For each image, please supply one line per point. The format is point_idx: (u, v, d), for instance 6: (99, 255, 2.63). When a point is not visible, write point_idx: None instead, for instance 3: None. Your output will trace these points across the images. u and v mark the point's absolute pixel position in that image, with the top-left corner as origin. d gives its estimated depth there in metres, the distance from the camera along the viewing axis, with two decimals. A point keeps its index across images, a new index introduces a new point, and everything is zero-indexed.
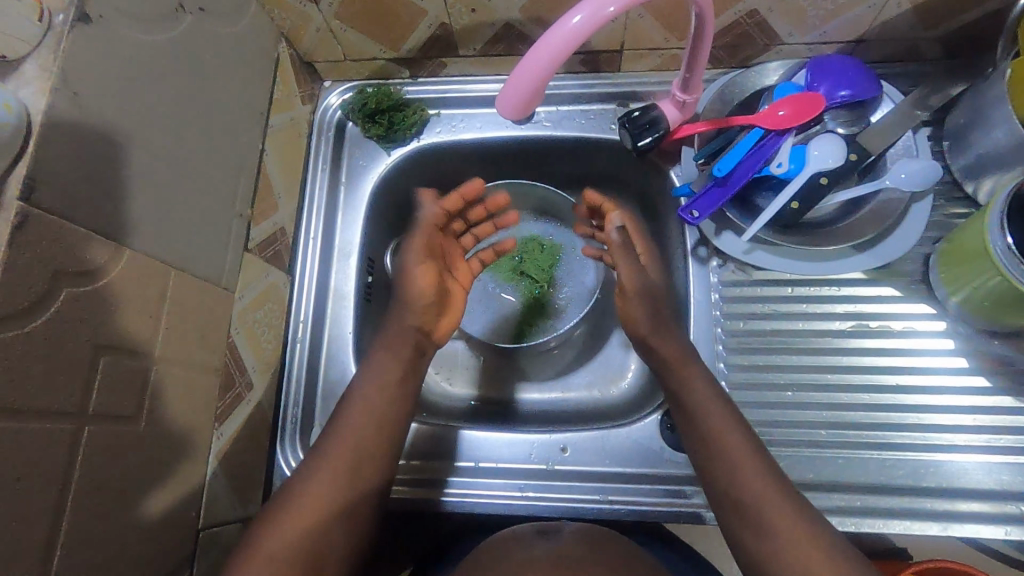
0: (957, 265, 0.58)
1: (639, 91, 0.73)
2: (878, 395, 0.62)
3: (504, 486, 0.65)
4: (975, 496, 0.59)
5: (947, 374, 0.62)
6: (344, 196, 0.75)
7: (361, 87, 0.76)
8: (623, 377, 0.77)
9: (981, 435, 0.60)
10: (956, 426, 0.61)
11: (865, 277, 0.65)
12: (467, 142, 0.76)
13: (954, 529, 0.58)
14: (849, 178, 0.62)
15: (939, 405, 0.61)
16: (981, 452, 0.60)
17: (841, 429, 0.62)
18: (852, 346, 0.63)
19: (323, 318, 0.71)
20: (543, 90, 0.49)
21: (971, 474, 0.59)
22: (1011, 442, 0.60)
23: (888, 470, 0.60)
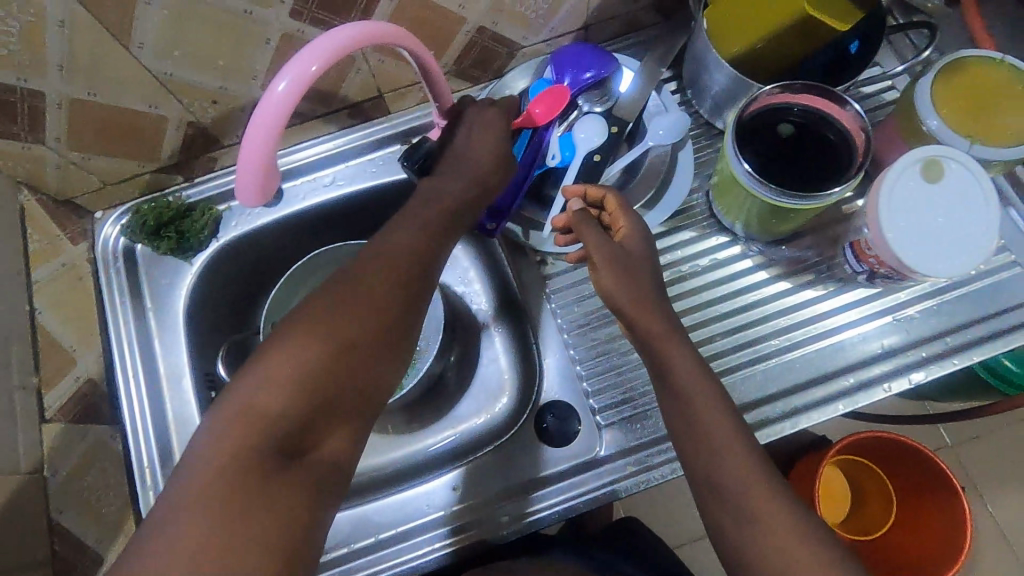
0: (727, 193, 0.64)
1: (415, 126, 0.74)
2: (733, 322, 0.67)
3: (413, 545, 0.64)
4: (848, 371, 0.65)
5: (763, 285, 0.68)
6: (156, 320, 0.69)
7: (135, 206, 0.70)
8: (503, 396, 0.76)
9: (808, 328, 0.67)
10: (806, 321, 0.67)
11: (664, 230, 0.70)
12: (267, 225, 0.73)
13: (843, 406, 0.64)
14: (617, 149, 0.68)
15: (769, 313, 0.67)
16: (835, 335, 0.66)
17: (718, 363, 0.66)
18: (682, 290, 0.68)
19: (170, 453, 0.65)
20: (274, 168, 0.50)
21: (838, 356, 0.66)
22: (854, 315, 0.67)
23: (772, 381, 0.65)
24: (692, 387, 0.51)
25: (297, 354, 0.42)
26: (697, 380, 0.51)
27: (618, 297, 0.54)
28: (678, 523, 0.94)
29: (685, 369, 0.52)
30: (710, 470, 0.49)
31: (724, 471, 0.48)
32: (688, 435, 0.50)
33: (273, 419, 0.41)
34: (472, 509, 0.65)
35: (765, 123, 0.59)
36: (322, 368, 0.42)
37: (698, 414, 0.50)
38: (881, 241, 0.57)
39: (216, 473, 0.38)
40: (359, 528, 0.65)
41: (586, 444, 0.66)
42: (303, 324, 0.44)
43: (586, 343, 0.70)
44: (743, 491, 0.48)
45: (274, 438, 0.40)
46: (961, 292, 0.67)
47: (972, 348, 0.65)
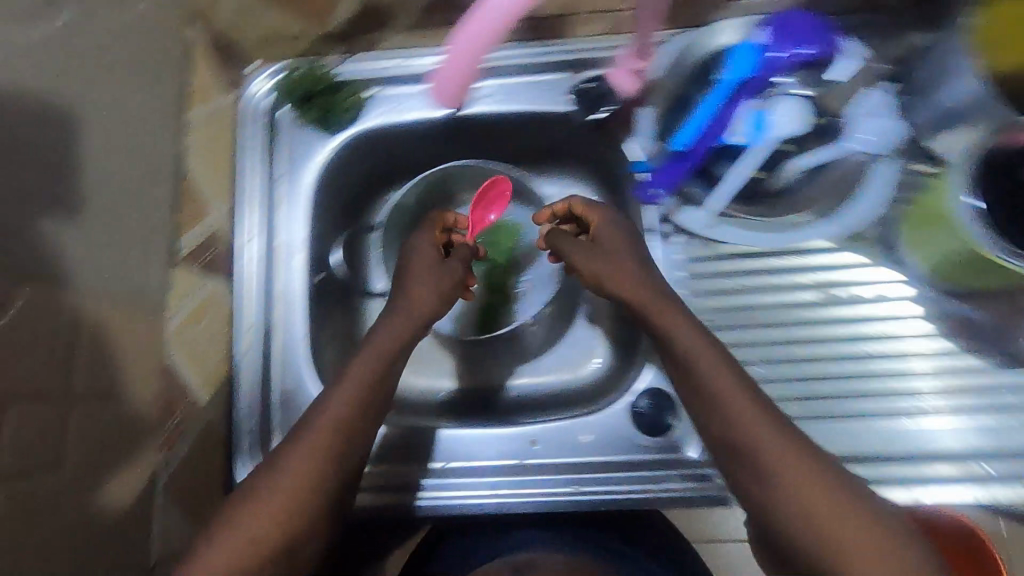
0: (920, 228, 0.58)
1: (591, 57, 0.67)
2: (849, 362, 0.61)
3: (436, 483, 0.63)
4: (942, 460, 0.58)
5: (884, 339, 0.61)
6: (283, 190, 0.68)
7: (289, 69, 0.68)
8: (592, 356, 0.73)
9: (921, 398, 0.59)
10: (930, 389, 0.60)
11: (832, 245, 0.63)
12: (410, 122, 0.70)
13: (924, 494, 0.56)
14: (810, 143, 0.60)
15: (881, 371, 0.60)
16: (948, 416, 0.59)
17: (816, 398, 0.60)
18: (792, 317, 0.63)
19: (269, 322, 0.65)
20: None
21: (941, 438, 0.58)
22: (979, 404, 0.59)
23: (863, 437, 0.58)
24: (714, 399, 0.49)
25: (286, 484, 0.49)
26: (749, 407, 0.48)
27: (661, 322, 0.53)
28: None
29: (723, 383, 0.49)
30: (801, 504, 0.45)
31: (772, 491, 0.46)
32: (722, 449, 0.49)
33: (305, 513, 0.50)
34: (402, 472, 0.64)
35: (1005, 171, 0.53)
36: (335, 441, 0.51)
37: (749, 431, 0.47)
38: None
39: (240, 559, 0.47)
40: (429, 450, 0.65)
41: (677, 439, 0.62)
42: (286, 465, 0.50)
43: None
44: (882, 560, 0.42)
45: (298, 527, 0.50)
46: None
47: None
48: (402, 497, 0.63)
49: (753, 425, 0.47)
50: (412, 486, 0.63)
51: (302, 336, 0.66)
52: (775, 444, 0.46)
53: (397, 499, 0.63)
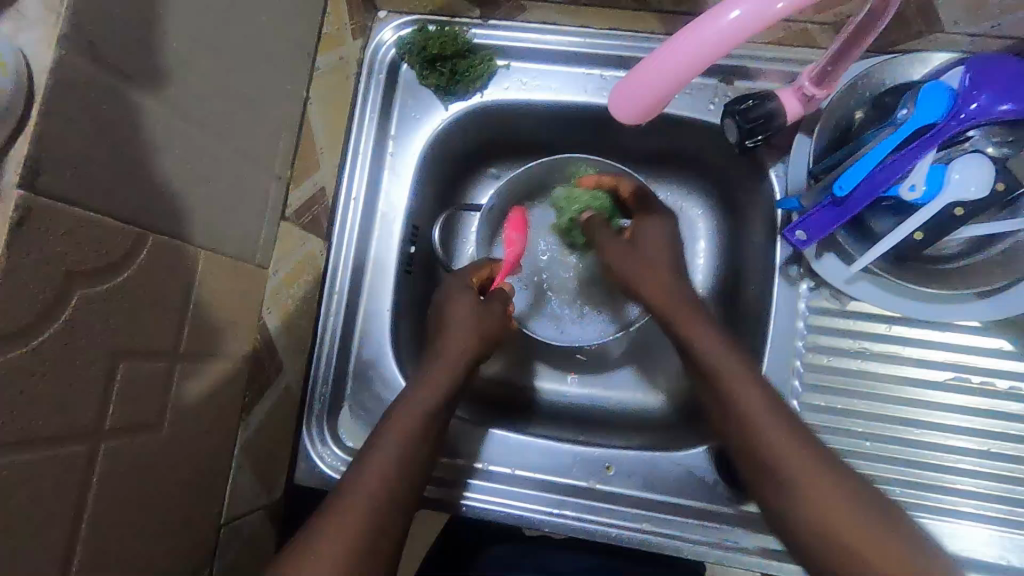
0: None
1: (749, 68, 0.61)
2: (968, 459, 0.56)
3: (487, 488, 0.60)
4: None
5: (982, 438, 0.56)
6: (392, 152, 0.65)
7: (422, 23, 0.63)
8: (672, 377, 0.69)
9: (996, 509, 0.56)
10: None
11: (980, 326, 0.57)
12: (537, 102, 0.65)
13: None
14: (986, 212, 0.52)
15: (968, 467, 0.56)
16: None
17: (915, 487, 0.56)
18: (887, 390, 0.58)
19: (360, 287, 0.63)
20: (655, 100, 0.40)
21: None
22: None
23: (958, 539, 0.55)
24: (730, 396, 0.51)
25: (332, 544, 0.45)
26: (772, 420, 0.49)
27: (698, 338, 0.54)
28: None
29: (750, 392, 0.50)
30: None
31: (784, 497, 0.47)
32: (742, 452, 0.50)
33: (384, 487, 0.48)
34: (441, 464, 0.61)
35: None
36: (426, 430, 0.52)
37: (771, 436, 0.48)
38: None
39: None
40: (502, 454, 0.61)
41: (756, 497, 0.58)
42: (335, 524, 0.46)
43: (816, 399, 0.58)
44: None
45: (388, 517, 0.48)
46: None
47: None
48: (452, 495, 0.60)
49: (772, 430, 0.48)
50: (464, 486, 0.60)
51: (389, 308, 0.63)
52: (781, 435, 0.48)
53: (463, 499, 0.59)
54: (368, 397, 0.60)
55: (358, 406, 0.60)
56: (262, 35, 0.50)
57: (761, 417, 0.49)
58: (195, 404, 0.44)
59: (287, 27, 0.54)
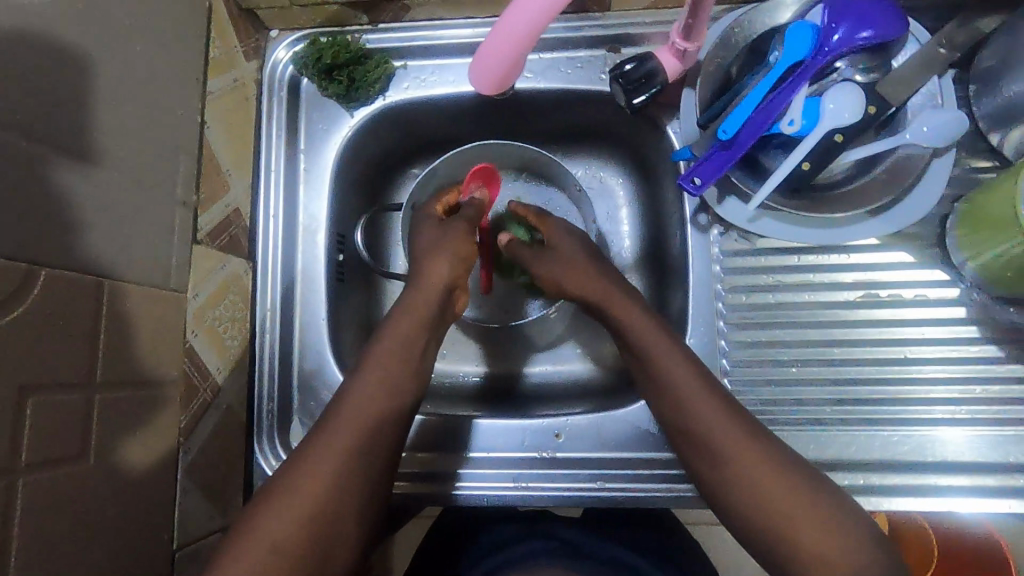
0: (981, 225, 0.54)
1: (631, 34, 0.64)
2: (888, 368, 0.59)
3: (454, 473, 0.62)
4: (969, 467, 0.58)
5: (898, 346, 0.59)
6: (305, 167, 0.66)
7: (313, 37, 0.65)
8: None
9: (941, 408, 0.59)
10: (964, 398, 0.59)
11: (877, 243, 0.60)
12: (440, 98, 0.67)
13: (943, 500, 0.58)
14: (864, 135, 0.56)
15: (890, 377, 0.59)
16: (980, 425, 0.58)
17: (843, 402, 0.59)
18: (806, 317, 0.60)
19: (291, 302, 0.64)
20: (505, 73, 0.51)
21: (968, 447, 0.58)
22: (1015, 413, 0.58)
23: (889, 446, 0.59)
24: (688, 403, 0.52)
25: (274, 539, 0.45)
26: (709, 402, 0.51)
27: (647, 346, 0.55)
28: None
29: (701, 400, 0.52)
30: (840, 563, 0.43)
31: (724, 469, 0.50)
32: (675, 423, 0.53)
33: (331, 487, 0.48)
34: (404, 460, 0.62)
35: None
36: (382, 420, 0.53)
37: (714, 424, 0.50)
38: None
39: None
40: (454, 439, 0.63)
41: None
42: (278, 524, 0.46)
43: (743, 337, 0.61)
44: None
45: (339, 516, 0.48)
46: None
47: None
48: (422, 488, 0.61)
49: (713, 413, 0.51)
50: (432, 477, 0.61)
51: (325, 315, 0.64)
52: (706, 401, 0.51)
53: (433, 489, 0.61)
54: (315, 405, 0.61)
55: (307, 417, 0.61)
56: (146, 64, 0.51)
57: (681, 382, 0.53)
58: (120, 435, 0.45)
59: (175, 53, 0.54)
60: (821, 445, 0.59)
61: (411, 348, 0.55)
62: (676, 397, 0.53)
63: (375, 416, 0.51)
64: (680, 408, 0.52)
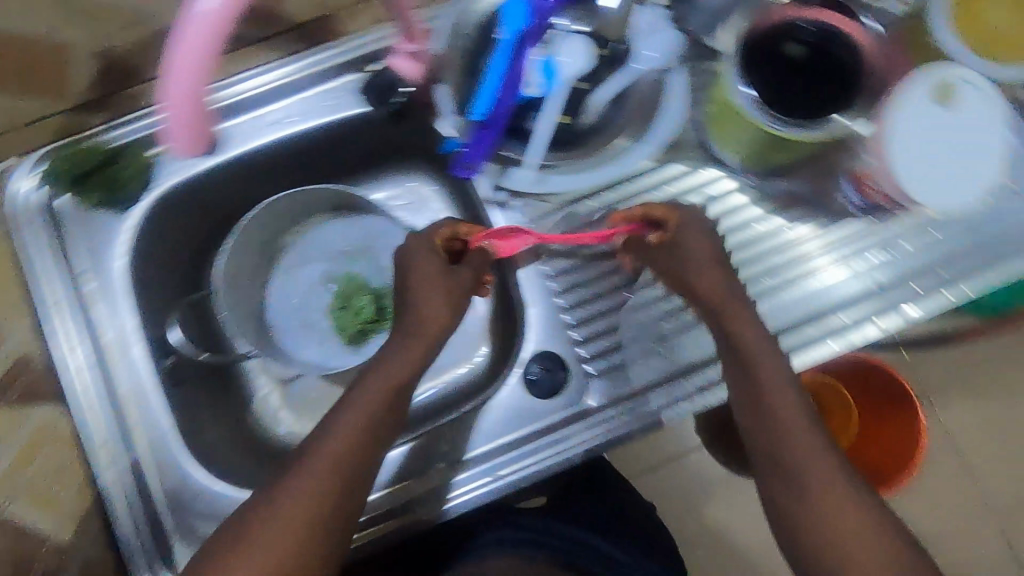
0: (724, 121, 0.59)
1: (374, 49, 0.65)
2: (742, 252, 0.64)
3: (379, 516, 0.62)
4: (859, 298, 0.62)
5: (737, 232, 0.65)
6: (94, 285, 0.62)
7: (53, 155, 0.61)
8: (483, 343, 0.74)
9: (768, 279, 0.64)
10: (816, 246, 0.64)
11: (653, 164, 0.66)
12: (212, 171, 0.65)
13: (853, 336, 0.61)
14: (603, 76, 0.61)
15: (745, 259, 0.64)
16: (846, 259, 0.63)
17: None
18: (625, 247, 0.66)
19: (127, 428, 0.61)
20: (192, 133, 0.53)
21: (846, 282, 0.63)
22: (867, 237, 0.63)
23: (782, 313, 0.62)
24: (748, 358, 0.51)
25: None
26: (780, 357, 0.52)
27: (709, 295, 0.54)
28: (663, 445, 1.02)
29: (765, 347, 0.52)
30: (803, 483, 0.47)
31: (768, 414, 0.50)
32: (745, 394, 0.51)
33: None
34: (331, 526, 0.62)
35: (770, 51, 0.52)
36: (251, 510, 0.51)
37: (779, 393, 0.50)
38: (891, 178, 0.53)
39: None
40: None
41: (574, 393, 0.64)
42: None
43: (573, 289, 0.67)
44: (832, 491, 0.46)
45: None
46: (961, 220, 0.61)
47: (964, 280, 0.61)
48: (395, 523, 0.62)
49: (773, 362, 0.51)
50: (403, 509, 0.63)
51: (168, 427, 0.61)
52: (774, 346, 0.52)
53: (414, 517, 0.62)
54: (193, 518, 0.59)
55: (190, 532, 0.59)
56: None
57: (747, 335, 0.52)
58: None
59: None
60: (687, 349, 0.63)
61: (367, 431, 0.51)
62: (747, 352, 0.52)
63: (278, 519, 0.47)
64: (747, 363, 0.51)
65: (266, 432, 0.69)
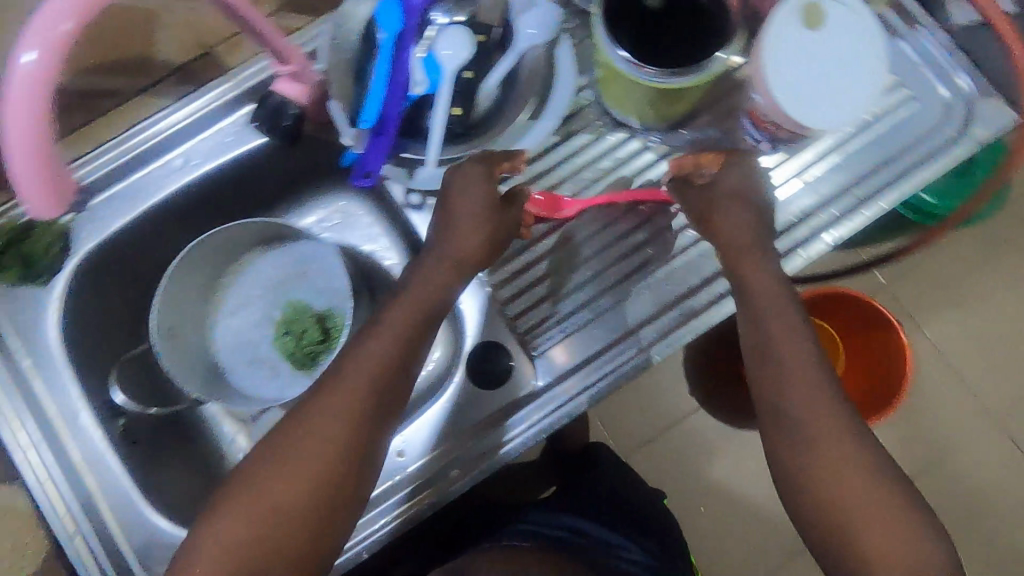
0: (613, 84, 0.59)
1: (263, 77, 0.64)
2: None
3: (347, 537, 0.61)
4: (825, 202, 0.64)
5: None
6: (31, 363, 0.62)
7: None
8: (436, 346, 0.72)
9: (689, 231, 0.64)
10: (771, 165, 0.64)
11: (559, 138, 0.65)
12: (128, 228, 0.65)
13: (830, 236, 0.63)
14: (490, 61, 0.61)
15: None
16: (803, 170, 0.64)
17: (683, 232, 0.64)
18: None
19: (86, 495, 0.60)
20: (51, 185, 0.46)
21: (809, 190, 0.64)
22: (817, 148, 0.65)
23: None
24: (758, 297, 0.55)
25: None
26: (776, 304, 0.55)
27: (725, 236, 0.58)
28: (658, 412, 1.02)
29: (768, 291, 0.56)
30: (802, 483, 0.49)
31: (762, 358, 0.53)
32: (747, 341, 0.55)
33: None
34: None
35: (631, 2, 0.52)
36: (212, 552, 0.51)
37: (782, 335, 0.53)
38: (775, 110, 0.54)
39: None
40: None
41: (520, 377, 0.64)
42: None
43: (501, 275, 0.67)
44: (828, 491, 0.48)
45: None
46: (865, 139, 0.64)
47: (881, 194, 0.63)
48: (421, 501, 0.62)
49: (767, 299, 0.55)
50: (427, 483, 0.63)
51: (129, 485, 0.61)
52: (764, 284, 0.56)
53: (445, 484, 0.62)
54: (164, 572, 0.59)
55: None
56: None
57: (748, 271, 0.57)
58: None
59: None
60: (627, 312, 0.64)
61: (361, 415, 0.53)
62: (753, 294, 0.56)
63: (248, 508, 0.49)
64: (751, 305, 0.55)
65: (223, 459, 0.71)
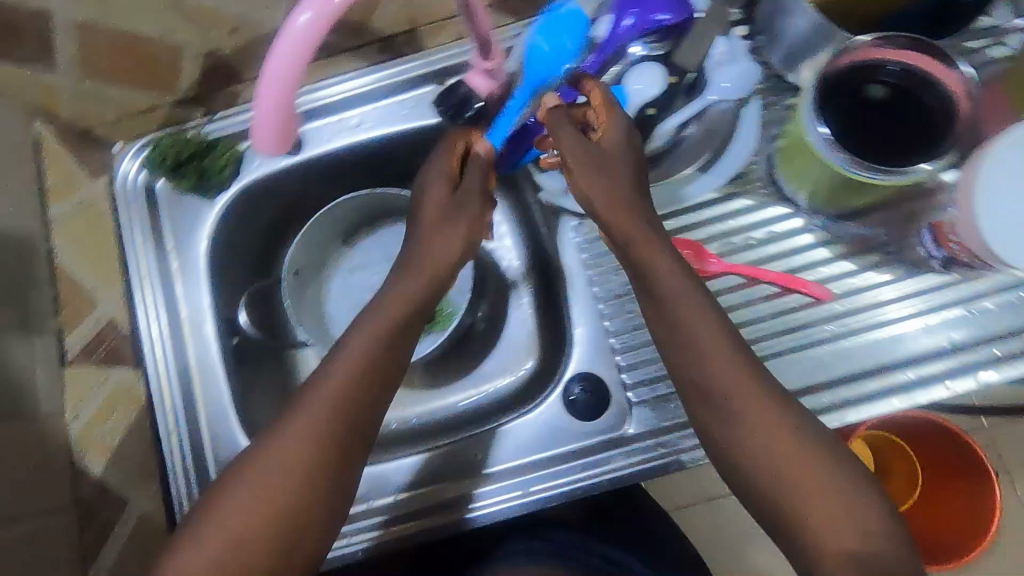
0: (795, 157, 0.57)
1: (452, 65, 0.68)
2: (844, 286, 0.61)
3: (404, 514, 0.63)
4: (965, 348, 0.59)
5: (834, 265, 0.62)
6: (178, 263, 0.67)
7: (155, 140, 0.67)
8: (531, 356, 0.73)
9: (827, 327, 0.61)
10: (921, 290, 0.60)
11: (716, 196, 0.64)
12: (290, 168, 0.69)
13: (957, 384, 0.59)
14: (676, 102, 0.60)
15: (846, 293, 0.61)
16: (954, 307, 0.60)
17: (809, 329, 0.61)
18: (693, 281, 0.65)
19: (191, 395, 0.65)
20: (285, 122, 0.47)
21: (953, 329, 0.60)
22: (977, 288, 0.60)
23: (882, 352, 0.60)
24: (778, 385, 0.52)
25: None
26: None
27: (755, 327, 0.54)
28: (707, 481, 0.99)
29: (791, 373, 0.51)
30: None
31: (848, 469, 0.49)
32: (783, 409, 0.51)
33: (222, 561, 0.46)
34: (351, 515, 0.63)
35: (853, 82, 0.51)
36: None
37: None
38: (970, 227, 0.50)
39: None
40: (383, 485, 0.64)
41: (614, 419, 0.64)
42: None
43: (622, 314, 0.67)
44: None
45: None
46: None
47: None
48: (416, 526, 0.63)
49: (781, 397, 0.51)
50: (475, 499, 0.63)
51: (227, 399, 0.65)
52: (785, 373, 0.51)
53: (444, 518, 0.62)
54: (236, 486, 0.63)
55: None
56: None
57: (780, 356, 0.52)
58: None
59: None
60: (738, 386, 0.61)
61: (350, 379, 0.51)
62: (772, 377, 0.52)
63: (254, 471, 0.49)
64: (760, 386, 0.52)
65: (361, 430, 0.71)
